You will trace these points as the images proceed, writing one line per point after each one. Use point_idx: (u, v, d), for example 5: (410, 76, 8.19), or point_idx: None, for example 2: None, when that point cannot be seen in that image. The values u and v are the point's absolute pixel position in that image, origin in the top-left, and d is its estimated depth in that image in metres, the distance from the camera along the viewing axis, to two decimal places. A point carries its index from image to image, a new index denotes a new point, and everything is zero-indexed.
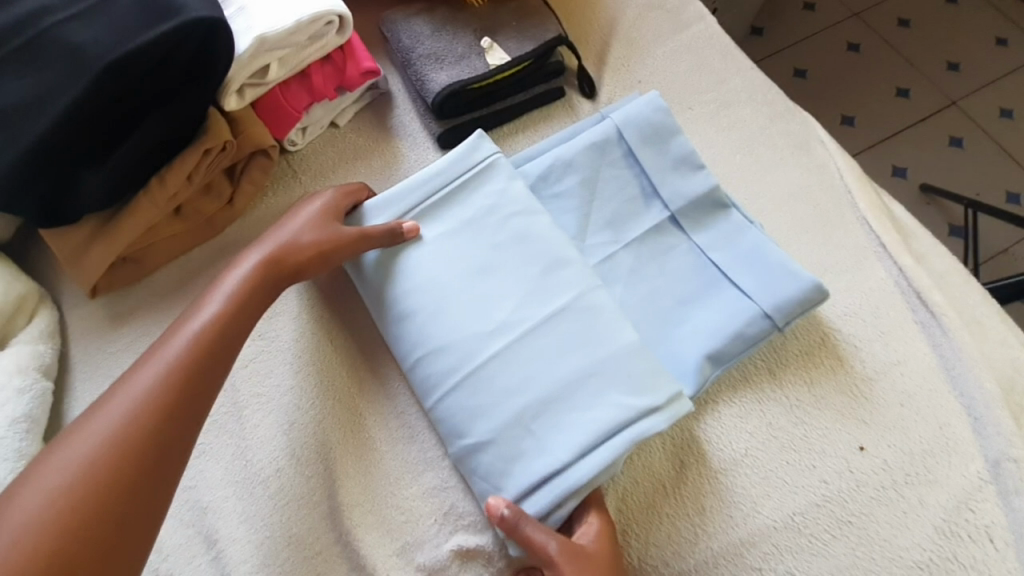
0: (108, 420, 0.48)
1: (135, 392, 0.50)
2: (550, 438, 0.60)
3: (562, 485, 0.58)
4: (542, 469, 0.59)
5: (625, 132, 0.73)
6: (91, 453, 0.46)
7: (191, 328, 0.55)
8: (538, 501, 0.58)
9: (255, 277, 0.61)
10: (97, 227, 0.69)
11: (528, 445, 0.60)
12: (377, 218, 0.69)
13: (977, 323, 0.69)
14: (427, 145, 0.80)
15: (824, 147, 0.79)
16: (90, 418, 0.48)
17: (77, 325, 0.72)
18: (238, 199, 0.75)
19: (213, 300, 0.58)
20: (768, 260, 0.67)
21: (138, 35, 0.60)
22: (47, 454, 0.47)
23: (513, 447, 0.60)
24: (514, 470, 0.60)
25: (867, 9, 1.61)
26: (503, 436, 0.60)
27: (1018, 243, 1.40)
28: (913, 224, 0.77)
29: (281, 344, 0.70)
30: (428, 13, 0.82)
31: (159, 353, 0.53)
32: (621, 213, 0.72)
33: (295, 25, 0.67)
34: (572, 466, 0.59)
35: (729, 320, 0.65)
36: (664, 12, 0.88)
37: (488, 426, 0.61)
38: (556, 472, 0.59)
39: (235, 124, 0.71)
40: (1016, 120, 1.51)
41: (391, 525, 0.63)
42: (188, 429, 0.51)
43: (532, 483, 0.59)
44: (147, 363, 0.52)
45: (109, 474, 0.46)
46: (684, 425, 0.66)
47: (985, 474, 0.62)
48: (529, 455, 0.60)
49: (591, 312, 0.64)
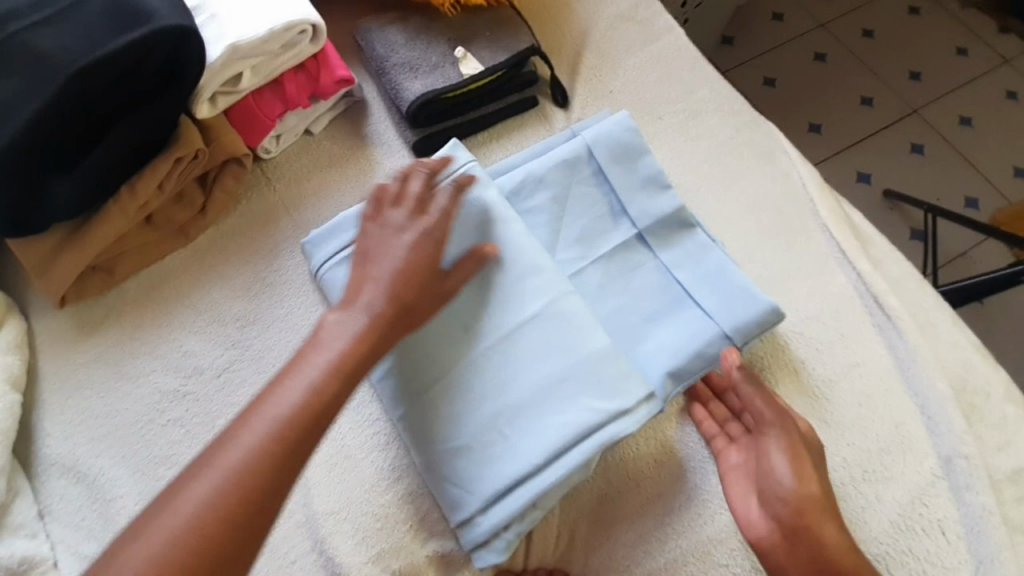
0: (200, 495, 0.45)
1: (233, 456, 0.46)
2: (522, 442, 0.61)
3: (537, 487, 0.60)
4: (514, 474, 0.60)
5: (595, 151, 0.75)
6: (184, 523, 0.44)
7: (297, 381, 0.50)
8: (515, 501, 0.59)
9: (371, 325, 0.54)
10: (65, 236, 0.68)
11: (504, 448, 0.61)
12: (344, 232, 0.70)
13: (931, 326, 0.73)
14: (402, 153, 0.81)
15: (788, 156, 0.82)
16: (185, 486, 0.45)
17: (44, 335, 0.71)
18: (211, 207, 0.75)
19: (318, 359, 0.51)
20: (731, 284, 0.69)
21: (107, 42, 0.60)
22: (148, 511, 0.45)
23: (489, 450, 0.61)
24: (488, 474, 0.60)
25: (833, 20, 1.67)
26: (480, 438, 0.61)
27: (977, 246, 1.46)
28: (871, 230, 0.81)
29: (256, 350, 0.70)
30: (403, 22, 0.83)
31: (263, 410, 0.49)
32: (593, 224, 0.73)
33: (268, 33, 0.68)
34: (548, 468, 0.60)
35: (692, 337, 0.67)
36: (635, 23, 0.91)
37: (464, 429, 0.62)
38: (533, 473, 0.60)
39: (207, 133, 0.71)
40: (974, 128, 1.57)
41: (367, 533, 0.62)
42: (273, 503, 0.47)
43: (513, 481, 0.60)
44: (244, 429, 0.48)
45: (195, 550, 0.44)
46: (655, 427, 0.68)
47: (937, 470, 0.65)
48: (503, 460, 0.60)
49: (566, 315, 0.65)
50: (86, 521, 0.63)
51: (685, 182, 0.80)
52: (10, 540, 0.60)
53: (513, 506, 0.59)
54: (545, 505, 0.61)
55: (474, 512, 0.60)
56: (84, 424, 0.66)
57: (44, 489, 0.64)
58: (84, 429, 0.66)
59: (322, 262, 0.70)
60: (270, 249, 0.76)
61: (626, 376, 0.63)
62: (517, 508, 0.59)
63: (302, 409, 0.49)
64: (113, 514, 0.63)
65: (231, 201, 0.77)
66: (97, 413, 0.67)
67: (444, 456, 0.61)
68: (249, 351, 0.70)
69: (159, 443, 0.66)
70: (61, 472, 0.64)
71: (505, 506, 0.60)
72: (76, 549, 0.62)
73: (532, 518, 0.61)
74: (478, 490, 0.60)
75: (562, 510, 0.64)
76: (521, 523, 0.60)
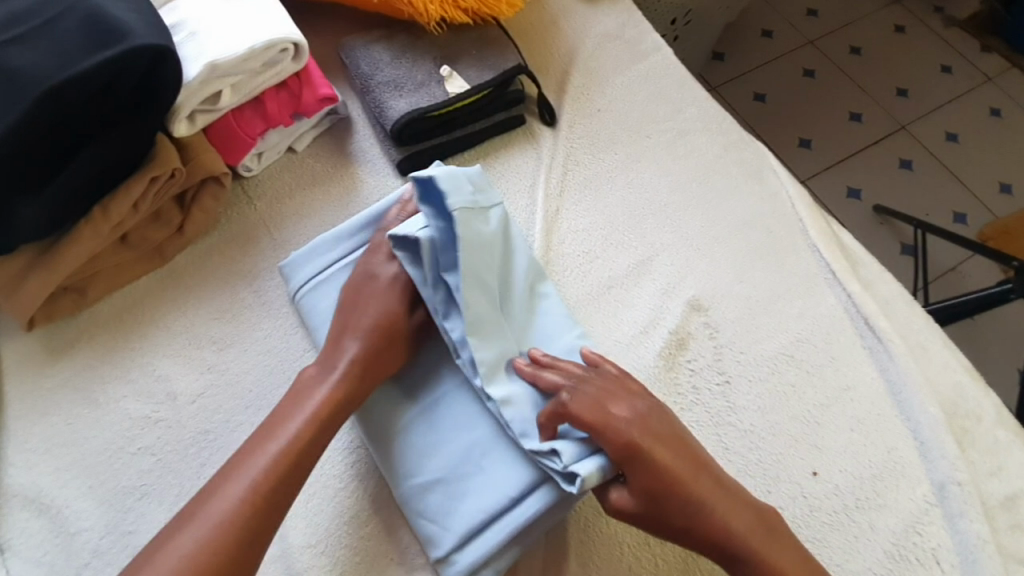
0: (195, 531, 0.50)
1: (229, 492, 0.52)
2: (497, 473, 0.59)
3: (514, 521, 0.57)
4: (491, 506, 0.58)
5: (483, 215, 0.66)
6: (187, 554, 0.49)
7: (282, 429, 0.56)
8: (494, 534, 0.57)
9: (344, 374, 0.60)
10: (35, 257, 0.67)
11: (481, 480, 0.59)
12: (327, 253, 0.69)
13: (922, 347, 0.72)
14: (388, 171, 0.80)
15: (776, 176, 0.82)
16: (184, 525, 0.51)
17: (11, 359, 0.68)
18: (189, 226, 0.73)
19: (298, 412, 0.57)
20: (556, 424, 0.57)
21: (80, 61, 0.59)
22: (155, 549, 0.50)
23: (466, 483, 0.59)
24: (463, 506, 0.58)
25: (821, 37, 1.69)
26: (456, 469, 0.60)
27: (965, 262, 1.47)
28: (860, 250, 0.80)
29: (232, 375, 0.68)
30: (388, 40, 0.82)
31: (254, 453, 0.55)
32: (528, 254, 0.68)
33: (248, 52, 0.67)
34: (523, 502, 0.58)
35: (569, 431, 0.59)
36: (623, 42, 0.90)
37: (439, 459, 0.60)
38: (510, 505, 0.58)
39: (185, 151, 0.69)
40: (959, 145, 1.58)
41: (346, 567, 0.59)
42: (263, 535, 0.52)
43: (490, 516, 0.58)
44: (232, 477, 0.53)
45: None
46: None
47: (930, 497, 0.63)
48: (479, 492, 0.59)
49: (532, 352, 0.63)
50: (48, 556, 0.60)
51: (673, 202, 0.79)
52: None
53: (492, 540, 0.57)
54: (523, 541, 0.59)
55: (450, 548, 0.58)
56: (51, 453, 0.64)
57: (4, 523, 0.61)
58: (50, 458, 0.64)
59: (300, 284, 0.68)
60: (250, 270, 0.74)
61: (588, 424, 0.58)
62: (497, 542, 0.57)
63: (283, 453, 0.55)
64: (78, 549, 0.60)
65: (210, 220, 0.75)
66: (65, 441, 0.64)
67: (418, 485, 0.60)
68: (223, 376, 0.68)
69: (128, 473, 0.63)
70: (24, 505, 0.62)
71: (484, 541, 0.57)
72: None
73: (514, 552, 0.59)
74: (453, 526, 0.58)
75: (548, 542, 0.62)
76: (503, 557, 0.58)
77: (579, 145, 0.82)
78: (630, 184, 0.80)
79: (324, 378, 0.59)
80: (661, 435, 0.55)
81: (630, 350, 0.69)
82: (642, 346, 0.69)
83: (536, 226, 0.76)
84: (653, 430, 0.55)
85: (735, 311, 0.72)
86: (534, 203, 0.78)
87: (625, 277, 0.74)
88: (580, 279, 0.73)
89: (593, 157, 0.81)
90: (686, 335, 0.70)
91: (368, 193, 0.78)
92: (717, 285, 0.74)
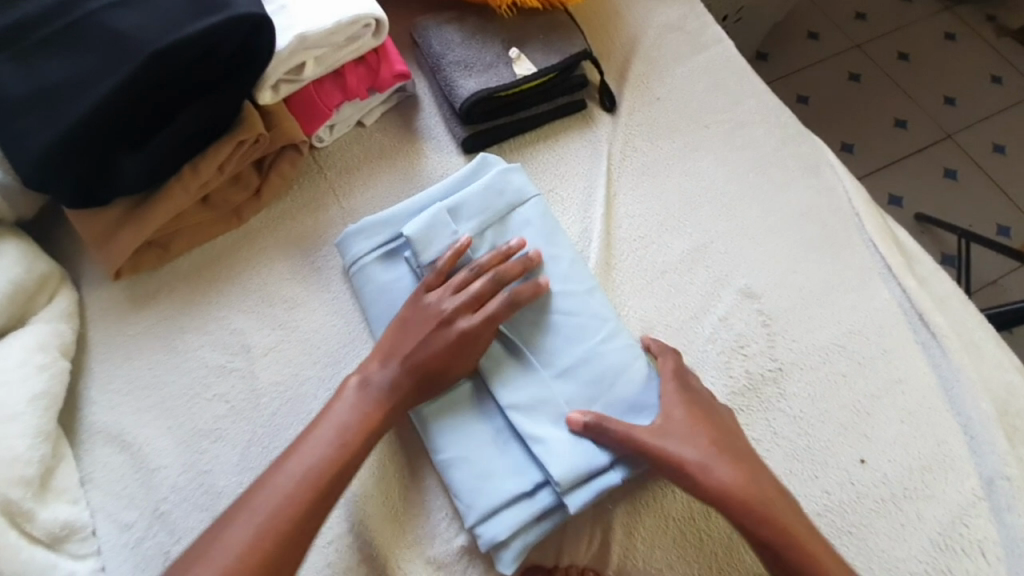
0: (249, 520, 0.54)
1: (317, 449, 0.58)
2: (520, 462, 0.62)
3: (533, 507, 0.60)
4: (515, 489, 0.60)
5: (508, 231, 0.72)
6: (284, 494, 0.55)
7: (353, 394, 0.61)
8: (524, 511, 0.60)
9: (410, 369, 0.62)
10: (127, 211, 0.71)
11: (510, 465, 0.62)
12: (365, 239, 0.71)
13: (975, 345, 0.73)
14: (451, 148, 0.82)
15: (833, 171, 0.83)
16: (236, 514, 0.55)
17: (98, 307, 0.73)
18: (265, 190, 0.77)
19: (365, 385, 0.61)
20: (559, 449, 0.61)
21: (184, 26, 0.63)
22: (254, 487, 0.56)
23: (493, 465, 0.62)
24: (487, 488, 0.61)
25: (870, 41, 1.67)
26: (482, 450, 0.62)
27: (1008, 275, 1.45)
28: (914, 248, 0.81)
29: (301, 334, 0.71)
30: (458, 22, 0.85)
31: (332, 412, 0.60)
32: (552, 253, 0.71)
33: (335, 26, 0.70)
34: (539, 494, 0.61)
35: (584, 456, 0.61)
36: (684, 33, 0.92)
37: (466, 440, 0.63)
38: (527, 494, 0.61)
39: (269, 119, 0.73)
40: (1009, 156, 1.56)
41: (404, 519, 0.63)
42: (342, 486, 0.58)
43: (514, 497, 0.60)
44: (314, 433, 0.59)
45: (286, 516, 0.55)
46: None
47: (978, 490, 0.64)
48: (505, 474, 0.61)
49: (558, 351, 0.66)
50: (129, 489, 0.64)
51: (729, 191, 0.80)
52: (55, 504, 0.62)
53: (517, 519, 0.60)
54: (554, 522, 0.61)
55: (475, 522, 0.60)
56: (132, 395, 0.68)
57: (89, 458, 0.66)
58: (131, 400, 0.68)
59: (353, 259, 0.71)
60: (319, 237, 0.77)
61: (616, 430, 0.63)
62: (517, 523, 0.60)
63: (327, 454, 0.58)
64: (156, 484, 0.64)
65: (284, 186, 0.79)
66: (145, 385, 0.69)
67: (446, 461, 0.62)
68: (294, 334, 0.71)
69: (204, 418, 0.67)
70: (106, 441, 0.66)
71: (511, 517, 0.60)
72: (116, 519, 0.63)
73: (541, 529, 0.61)
74: (481, 502, 0.60)
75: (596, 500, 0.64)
76: (531, 537, 0.60)
77: (639, 133, 0.84)
78: (688, 173, 0.81)
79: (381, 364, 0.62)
80: (739, 464, 0.59)
81: (682, 332, 0.71)
82: (693, 330, 0.71)
83: (594, 210, 0.78)
84: (731, 458, 0.60)
85: (787, 301, 0.73)
86: (593, 185, 0.80)
87: (680, 263, 0.76)
88: (635, 262, 0.75)
89: (652, 144, 0.83)
90: (736, 322, 0.72)
91: (432, 170, 0.81)
92: (770, 275, 0.75)
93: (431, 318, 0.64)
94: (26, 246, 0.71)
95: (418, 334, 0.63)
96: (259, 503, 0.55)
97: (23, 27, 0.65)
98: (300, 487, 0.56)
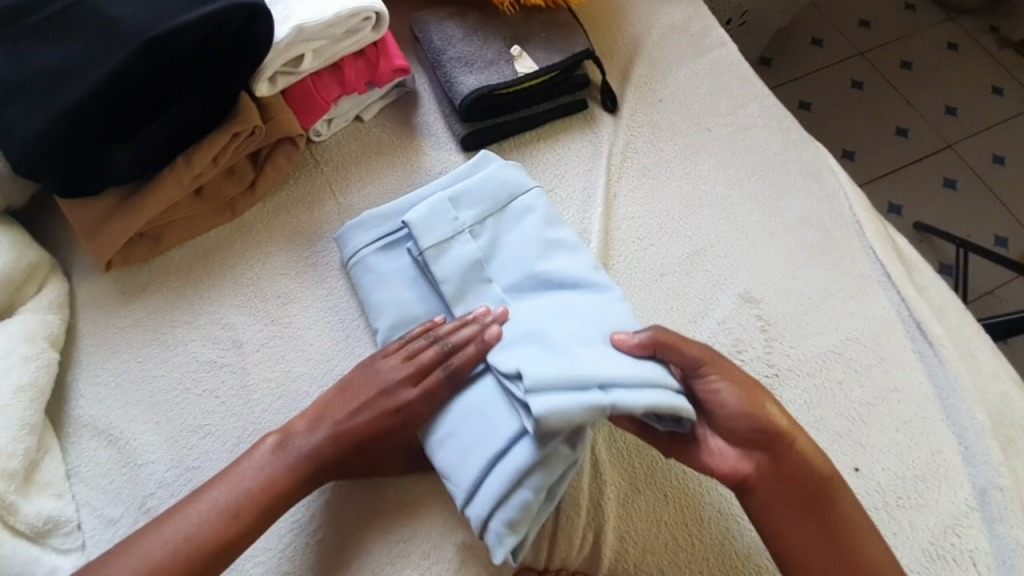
0: (164, 540, 0.54)
1: (246, 481, 0.57)
2: (501, 419, 0.58)
3: (515, 463, 0.55)
4: (495, 448, 0.57)
5: (509, 214, 0.70)
6: (204, 518, 0.55)
7: (294, 430, 0.59)
8: (505, 469, 0.56)
9: (350, 429, 0.59)
10: (119, 200, 0.70)
11: (488, 424, 0.58)
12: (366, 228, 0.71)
13: (972, 355, 0.72)
14: (450, 145, 0.82)
15: (835, 177, 0.82)
16: (158, 529, 0.55)
17: (87, 298, 0.71)
18: (260, 183, 0.76)
19: (304, 427, 0.59)
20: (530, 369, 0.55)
21: (180, 13, 0.62)
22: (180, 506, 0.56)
23: (474, 429, 0.59)
24: (471, 456, 0.57)
25: (872, 48, 1.67)
26: (466, 416, 0.59)
27: (1005, 285, 1.45)
28: (914, 257, 0.81)
29: (293, 330, 0.70)
30: (460, 18, 0.84)
31: (270, 444, 0.59)
32: (555, 238, 0.69)
33: (335, 18, 0.69)
34: (518, 445, 0.56)
35: (558, 372, 0.55)
36: (688, 35, 0.91)
37: (449, 416, 0.60)
38: (506, 451, 0.56)
39: (265, 111, 0.72)
40: (1009, 167, 1.56)
41: (398, 515, 0.62)
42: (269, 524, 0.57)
43: (495, 457, 0.57)
44: (249, 463, 0.58)
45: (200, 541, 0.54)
46: None
47: (971, 501, 0.64)
48: (485, 437, 0.58)
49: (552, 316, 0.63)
50: (114, 484, 0.63)
51: (730, 194, 0.80)
52: (38, 498, 0.61)
53: (500, 482, 0.55)
54: (543, 478, 0.56)
55: (465, 497, 0.57)
56: (119, 388, 0.67)
57: (74, 451, 0.65)
58: (118, 393, 0.67)
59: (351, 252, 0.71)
60: (314, 231, 0.76)
61: (600, 360, 0.57)
62: (500, 485, 0.55)
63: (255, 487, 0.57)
64: (142, 479, 0.63)
65: (280, 179, 0.78)
66: (133, 378, 0.68)
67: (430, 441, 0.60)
68: (287, 328, 0.71)
69: (193, 413, 0.66)
70: (93, 435, 0.65)
71: (494, 482, 0.56)
72: (100, 514, 0.62)
73: (529, 488, 0.55)
74: (464, 473, 0.57)
75: (591, 487, 0.63)
76: (530, 504, 0.55)
77: (640, 134, 0.83)
78: (688, 175, 0.81)
79: (325, 406, 0.60)
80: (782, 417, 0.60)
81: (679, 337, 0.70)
82: (690, 335, 0.71)
83: (593, 209, 0.77)
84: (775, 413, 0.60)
85: (786, 307, 0.73)
86: (592, 186, 0.79)
87: (678, 266, 0.75)
88: (634, 265, 0.75)
89: (653, 146, 0.82)
90: (734, 326, 0.71)
91: (431, 167, 0.80)
92: (769, 281, 0.74)
93: (379, 382, 0.60)
94: (15, 234, 0.69)
95: (364, 395, 0.60)
96: (164, 531, 0.54)
97: (17, 12, 0.64)
98: (200, 522, 0.55)
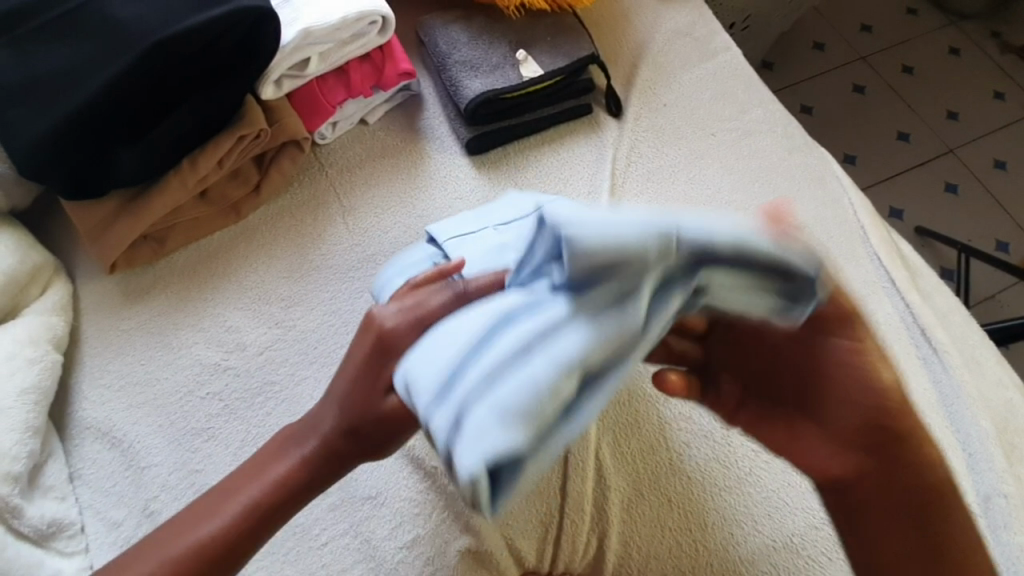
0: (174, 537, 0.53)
1: (253, 475, 0.55)
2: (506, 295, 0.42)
3: (516, 339, 0.38)
4: (492, 317, 0.40)
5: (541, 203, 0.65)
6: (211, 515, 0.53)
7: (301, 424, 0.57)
8: (507, 349, 0.38)
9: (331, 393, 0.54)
10: (124, 203, 0.70)
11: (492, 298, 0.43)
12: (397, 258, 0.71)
13: (976, 361, 0.72)
14: (456, 148, 0.82)
15: (839, 182, 0.82)
16: (170, 528, 0.54)
17: (91, 300, 0.71)
18: (265, 186, 0.76)
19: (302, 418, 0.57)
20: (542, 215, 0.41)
21: (186, 16, 0.62)
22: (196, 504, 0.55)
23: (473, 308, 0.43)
24: (455, 353, 0.39)
25: (874, 53, 1.67)
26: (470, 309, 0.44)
27: (1006, 290, 1.45)
28: (918, 263, 0.81)
29: (298, 332, 0.70)
30: (465, 21, 0.84)
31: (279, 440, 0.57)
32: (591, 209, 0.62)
33: (341, 22, 0.69)
34: (520, 298, 0.41)
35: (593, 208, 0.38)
36: (692, 40, 0.91)
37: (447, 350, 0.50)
38: (511, 322, 0.39)
39: (270, 114, 0.72)
40: (1010, 172, 1.56)
41: (402, 518, 0.62)
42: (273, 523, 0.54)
43: (499, 319, 0.40)
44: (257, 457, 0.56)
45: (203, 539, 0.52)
46: (676, 448, 0.66)
47: (976, 507, 0.63)
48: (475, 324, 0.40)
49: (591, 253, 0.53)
50: (118, 487, 0.63)
51: (735, 199, 0.80)
52: (42, 501, 0.61)
53: (489, 379, 0.37)
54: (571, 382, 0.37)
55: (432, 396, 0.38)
56: (122, 391, 0.67)
57: (78, 453, 0.65)
58: (122, 395, 0.67)
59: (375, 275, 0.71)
60: (318, 234, 0.76)
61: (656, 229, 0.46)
62: (504, 355, 0.37)
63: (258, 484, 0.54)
64: (146, 482, 0.63)
65: (285, 182, 0.78)
66: (136, 381, 0.67)
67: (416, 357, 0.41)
68: (292, 331, 0.70)
69: (197, 416, 0.66)
70: (96, 437, 0.65)
71: (475, 378, 0.37)
72: (104, 517, 0.62)
73: (543, 380, 0.36)
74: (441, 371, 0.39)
75: (595, 492, 0.63)
76: (554, 397, 0.36)
77: (645, 138, 0.83)
78: (693, 180, 0.81)
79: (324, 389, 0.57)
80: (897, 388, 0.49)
81: None
82: None
83: None
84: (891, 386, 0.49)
85: None
86: (597, 190, 0.79)
87: None
88: None
89: (658, 150, 0.82)
90: None
91: (436, 171, 0.80)
92: None
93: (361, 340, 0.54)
94: (21, 236, 0.69)
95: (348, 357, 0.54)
96: (171, 531, 0.53)
97: (24, 15, 0.64)
98: (206, 521, 0.53)
